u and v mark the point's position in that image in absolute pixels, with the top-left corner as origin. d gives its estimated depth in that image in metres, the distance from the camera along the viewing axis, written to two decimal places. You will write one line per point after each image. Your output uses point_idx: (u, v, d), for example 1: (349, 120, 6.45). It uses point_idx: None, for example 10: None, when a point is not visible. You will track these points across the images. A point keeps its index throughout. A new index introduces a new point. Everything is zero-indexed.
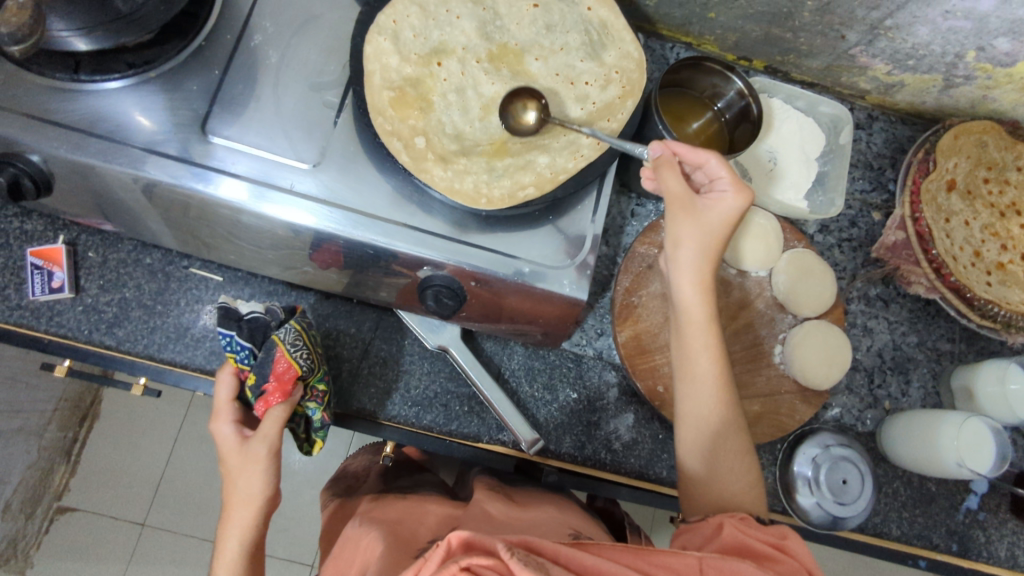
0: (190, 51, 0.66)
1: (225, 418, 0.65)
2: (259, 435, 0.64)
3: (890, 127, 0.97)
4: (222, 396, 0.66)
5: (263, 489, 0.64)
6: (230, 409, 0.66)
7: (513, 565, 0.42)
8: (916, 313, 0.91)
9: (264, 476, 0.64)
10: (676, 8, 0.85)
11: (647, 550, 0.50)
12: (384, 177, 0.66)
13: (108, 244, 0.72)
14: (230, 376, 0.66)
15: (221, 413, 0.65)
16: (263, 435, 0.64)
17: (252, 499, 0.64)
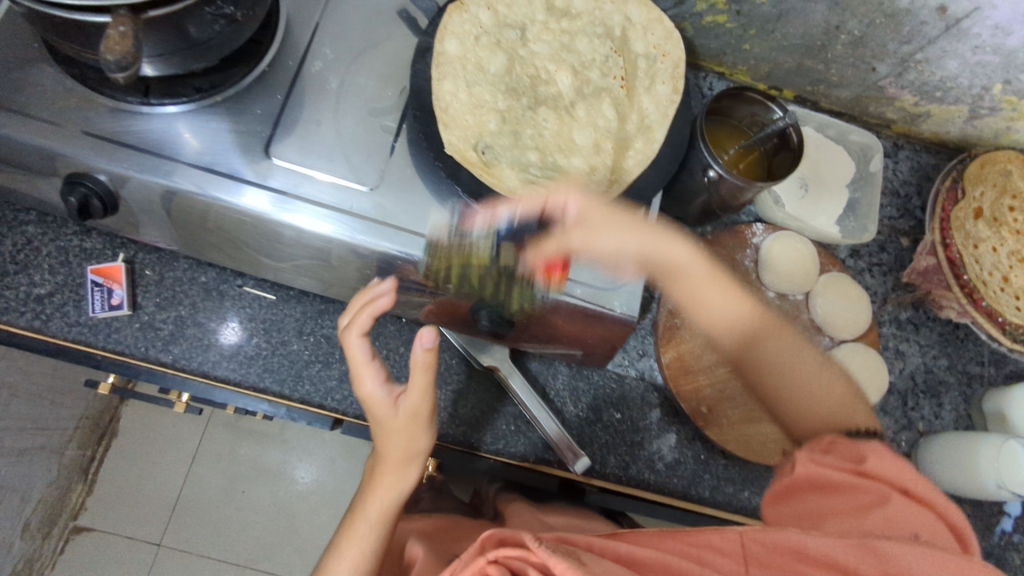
0: (254, 76, 0.68)
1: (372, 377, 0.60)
2: (412, 392, 0.58)
3: (915, 156, 1.00)
4: (359, 359, 0.60)
5: (411, 449, 0.62)
6: (376, 370, 0.60)
7: (542, 553, 0.44)
8: (946, 336, 0.93)
9: (410, 436, 0.61)
10: (711, 40, 0.89)
11: (682, 531, 0.56)
12: (441, 201, 0.68)
13: (164, 263, 0.74)
14: (359, 339, 0.59)
15: (365, 371, 0.60)
16: (418, 387, 0.58)
17: (395, 460, 0.61)
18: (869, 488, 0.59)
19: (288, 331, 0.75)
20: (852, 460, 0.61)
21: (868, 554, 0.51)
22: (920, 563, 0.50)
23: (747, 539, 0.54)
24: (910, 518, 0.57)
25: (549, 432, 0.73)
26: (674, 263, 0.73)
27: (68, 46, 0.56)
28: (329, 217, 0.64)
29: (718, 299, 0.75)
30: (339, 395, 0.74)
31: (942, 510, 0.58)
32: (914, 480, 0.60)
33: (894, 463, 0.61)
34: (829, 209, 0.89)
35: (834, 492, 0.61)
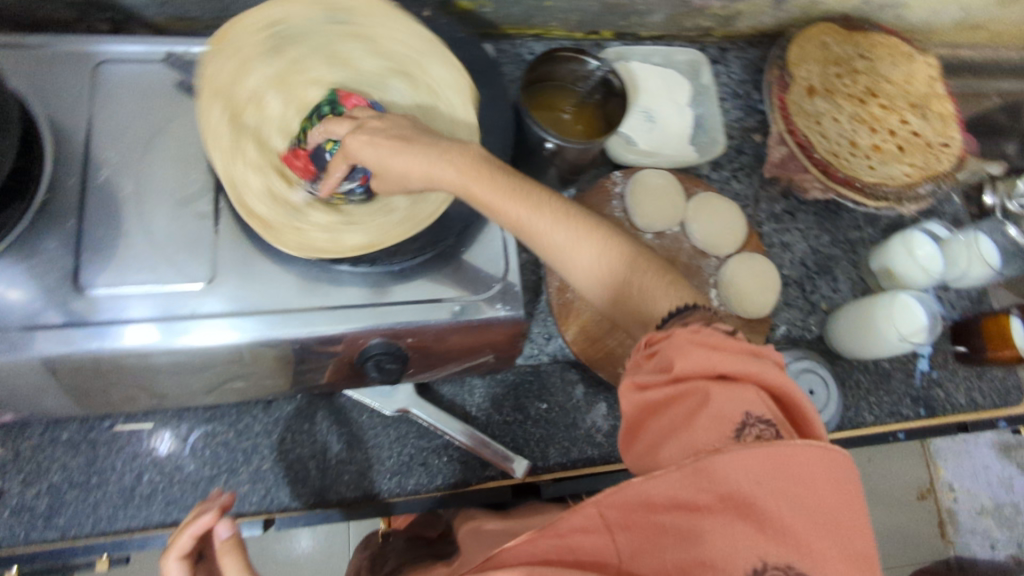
0: (35, 209, 0.60)
1: None
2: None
3: (742, 54, 1.01)
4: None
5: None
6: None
7: None
8: (822, 213, 0.96)
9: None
10: (513, 7, 0.86)
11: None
12: (286, 269, 0.63)
13: (15, 435, 0.66)
14: (177, 563, 0.44)
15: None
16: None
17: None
18: (683, 396, 0.42)
19: (179, 454, 0.69)
20: (659, 360, 0.44)
21: (701, 480, 0.39)
22: (745, 472, 0.38)
23: (623, 393, 0.45)
24: (731, 408, 0.41)
25: (477, 449, 0.72)
26: (467, 175, 0.53)
27: None
28: (165, 329, 0.59)
29: (584, 254, 0.53)
30: (256, 497, 0.69)
31: (752, 374, 0.42)
32: (722, 352, 0.43)
33: (701, 347, 0.43)
34: (678, 133, 0.90)
35: (658, 407, 0.43)
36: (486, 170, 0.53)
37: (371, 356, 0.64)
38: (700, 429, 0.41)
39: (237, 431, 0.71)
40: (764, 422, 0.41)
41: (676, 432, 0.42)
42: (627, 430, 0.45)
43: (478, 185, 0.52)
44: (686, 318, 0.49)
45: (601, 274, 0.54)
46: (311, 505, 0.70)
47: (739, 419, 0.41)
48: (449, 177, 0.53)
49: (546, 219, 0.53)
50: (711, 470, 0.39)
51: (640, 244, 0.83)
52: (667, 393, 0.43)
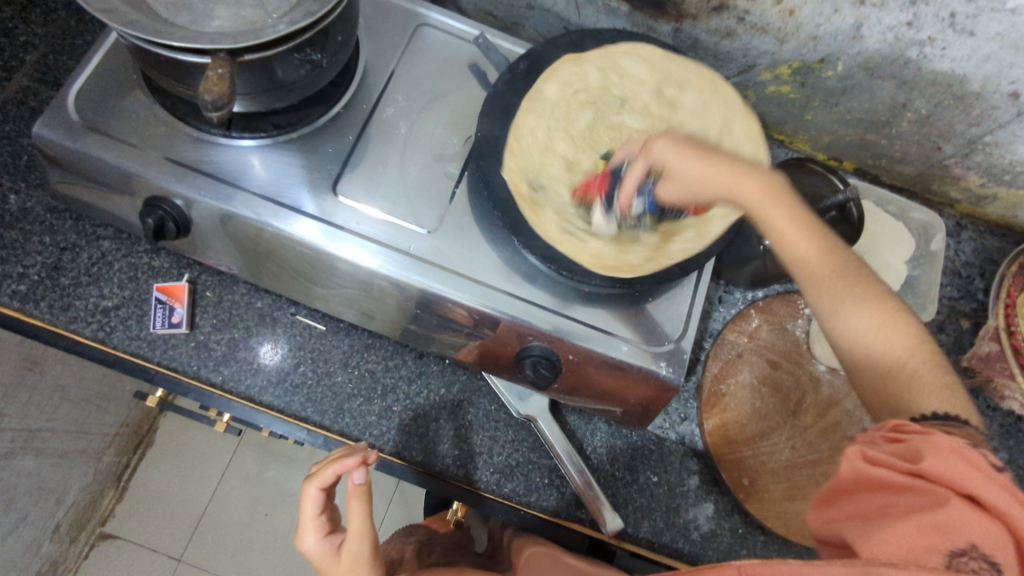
0: (329, 116, 0.71)
1: (312, 530, 0.61)
2: (350, 536, 0.59)
3: (979, 238, 0.97)
4: (308, 512, 0.61)
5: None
6: (320, 523, 0.62)
7: None
8: (1008, 428, 0.88)
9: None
10: (774, 108, 0.89)
11: None
12: (494, 248, 0.69)
13: (224, 286, 0.77)
14: (317, 491, 0.61)
15: (312, 524, 0.61)
16: (355, 532, 0.59)
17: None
18: (925, 490, 0.43)
19: (334, 363, 0.77)
20: (907, 448, 0.45)
21: None
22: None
23: (848, 458, 0.47)
24: (965, 527, 0.41)
25: (580, 488, 0.73)
26: (767, 196, 0.58)
27: (166, 81, 0.60)
28: (386, 256, 0.66)
29: (867, 328, 0.55)
30: (377, 431, 0.75)
31: (1008, 511, 0.42)
32: (975, 468, 0.43)
33: (956, 458, 0.43)
34: (886, 285, 0.87)
35: (892, 490, 0.44)
36: (787, 199, 0.58)
37: (535, 356, 0.68)
38: (920, 529, 0.42)
39: (385, 367, 0.78)
40: (988, 559, 0.40)
41: (898, 517, 0.43)
42: (833, 493, 0.48)
43: (775, 210, 0.58)
44: (948, 427, 0.47)
45: (867, 349, 0.55)
46: (414, 461, 0.74)
47: (965, 545, 0.40)
48: (747, 189, 0.58)
49: (849, 295, 0.56)
50: (910, 572, 0.39)
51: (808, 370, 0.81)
52: (909, 484, 0.43)
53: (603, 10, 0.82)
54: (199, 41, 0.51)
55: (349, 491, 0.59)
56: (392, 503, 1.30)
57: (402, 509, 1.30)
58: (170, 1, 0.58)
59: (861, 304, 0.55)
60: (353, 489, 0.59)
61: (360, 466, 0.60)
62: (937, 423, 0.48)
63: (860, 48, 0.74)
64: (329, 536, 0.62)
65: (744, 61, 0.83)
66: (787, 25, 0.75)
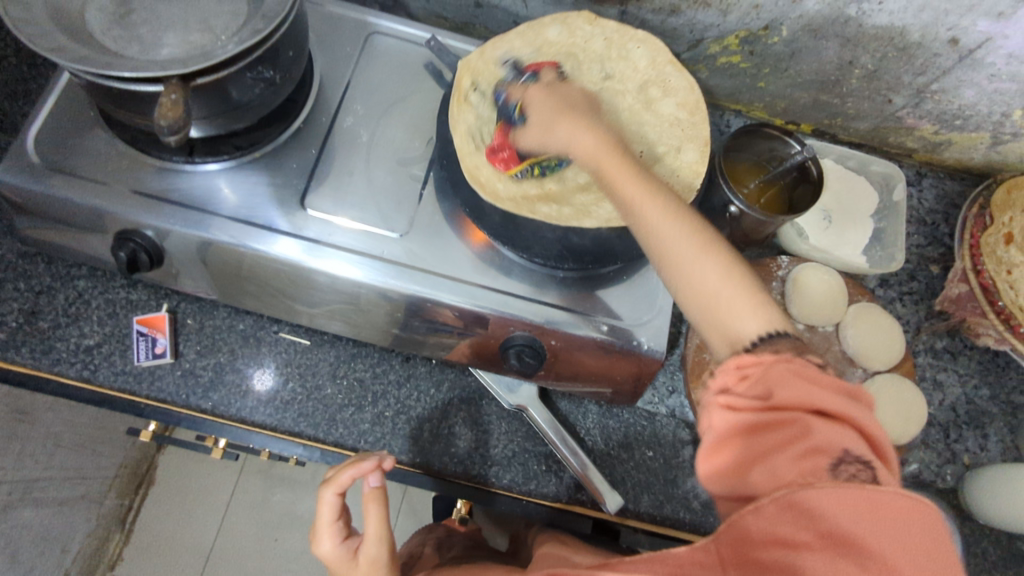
0: (291, 132, 0.72)
1: (328, 536, 0.61)
2: (369, 540, 0.59)
3: (939, 183, 0.99)
4: (324, 519, 0.61)
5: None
6: (336, 529, 0.62)
7: None
8: (986, 365, 0.91)
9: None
10: (726, 80, 0.91)
11: None
12: (467, 245, 0.70)
13: (205, 312, 0.77)
14: (334, 497, 0.61)
15: (328, 528, 0.61)
16: (372, 536, 0.59)
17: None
18: (786, 422, 0.42)
19: (322, 376, 0.77)
20: (757, 385, 0.43)
21: (797, 516, 0.39)
22: (841, 509, 0.38)
23: (713, 412, 0.45)
24: (835, 440, 0.41)
25: (579, 470, 0.74)
26: (601, 150, 0.58)
27: (121, 113, 0.60)
28: (361, 264, 0.66)
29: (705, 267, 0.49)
30: (373, 438, 0.75)
31: (849, 413, 0.42)
32: (813, 384, 0.43)
33: (799, 380, 0.43)
34: (853, 239, 0.89)
35: (751, 429, 0.43)
36: (622, 156, 0.57)
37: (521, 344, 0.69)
38: (794, 458, 0.41)
39: (373, 374, 0.79)
40: (862, 461, 0.40)
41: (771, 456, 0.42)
42: (712, 445, 0.45)
43: (607, 169, 0.57)
44: (775, 344, 0.46)
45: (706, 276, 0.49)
46: (412, 464, 0.75)
47: (839, 454, 0.41)
48: (587, 150, 0.58)
49: (687, 242, 0.50)
50: (803, 506, 0.39)
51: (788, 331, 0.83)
52: (767, 417, 0.42)
53: (550, 1, 0.83)
54: (152, 70, 0.52)
55: (364, 496, 0.60)
56: (401, 512, 1.31)
57: (410, 517, 1.31)
58: (118, 34, 0.58)
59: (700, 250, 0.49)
60: (369, 491, 0.60)
61: (373, 471, 0.61)
62: (765, 344, 0.46)
63: (801, 12, 0.76)
64: (345, 541, 0.62)
65: (692, 36, 0.84)
66: None
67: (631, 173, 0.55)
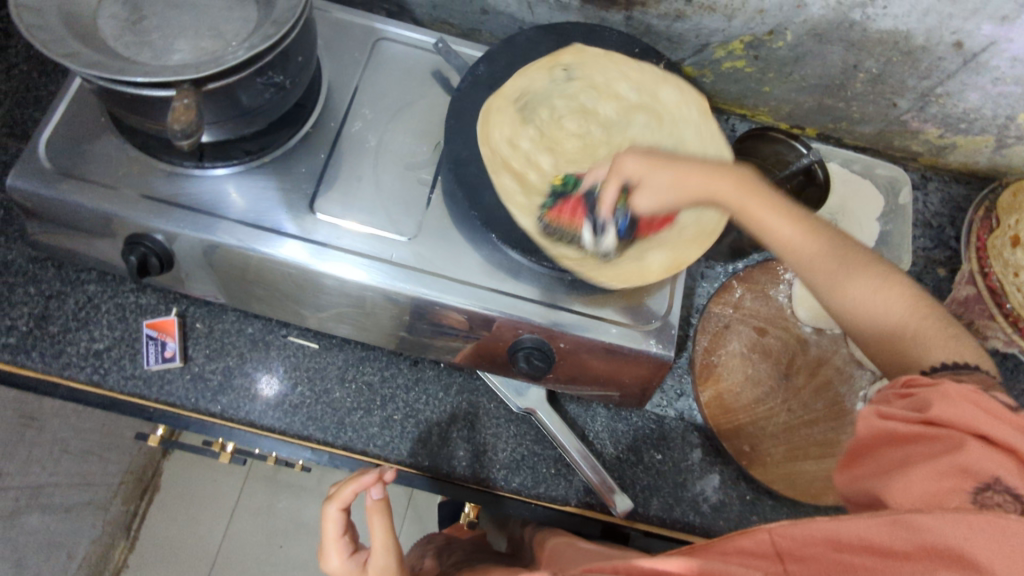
0: (299, 136, 0.72)
1: (337, 551, 0.62)
2: (375, 552, 0.59)
3: (945, 187, 1.00)
4: (330, 535, 0.62)
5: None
6: (344, 543, 0.63)
7: None
8: (994, 368, 0.90)
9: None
10: (731, 84, 0.92)
11: None
12: (475, 248, 0.70)
13: (213, 316, 0.78)
14: (338, 512, 0.61)
15: (335, 545, 0.62)
16: (380, 547, 0.59)
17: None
18: (940, 437, 0.43)
19: (330, 379, 0.78)
20: (916, 400, 0.45)
21: (899, 529, 0.41)
22: (953, 528, 0.39)
23: (862, 417, 0.48)
24: (985, 464, 0.41)
25: (588, 473, 0.74)
26: (743, 191, 0.60)
27: (134, 118, 0.60)
28: (371, 267, 0.67)
29: (865, 292, 0.54)
30: (381, 441, 0.75)
31: (1018, 447, 0.42)
32: (988, 415, 0.43)
33: (971, 404, 0.43)
34: (859, 242, 0.89)
35: (905, 441, 0.44)
36: (759, 190, 0.61)
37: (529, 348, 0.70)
38: (938, 475, 0.42)
39: (382, 377, 0.79)
40: (1010, 491, 0.41)
41: (926, 465, 0.43)
42: (859, 451, 0.48)
43: (753, 202, 0.60)
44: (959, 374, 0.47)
45: (800, 249, 0.58)
46: (421, 468, 0.75)
47: (987, 480, 0.41)
48: (715, 183, 0.61)
49: (794, 224, 0.58)
50: (911, 523, 0.40)
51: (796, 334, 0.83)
52: (922, 433, 0.44)
53: (556, 7, 0.84)
54: (164, 75, 0.53)
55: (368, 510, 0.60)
56: (407, 519, 1.30)
57: (417, 524, 1.30)
58: (130, 40, 0.59)
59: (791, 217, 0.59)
60: (372, 505, 0.59)
61: (376, 484, 0.61)
62: (944, 372, 0.48)
63: (806, 16, 0.77)
64: (354, 554, 0.63)
65: (697, 42, 0.85)
66: (733, 2, 0.77)
67: (768, 205, 0.60)
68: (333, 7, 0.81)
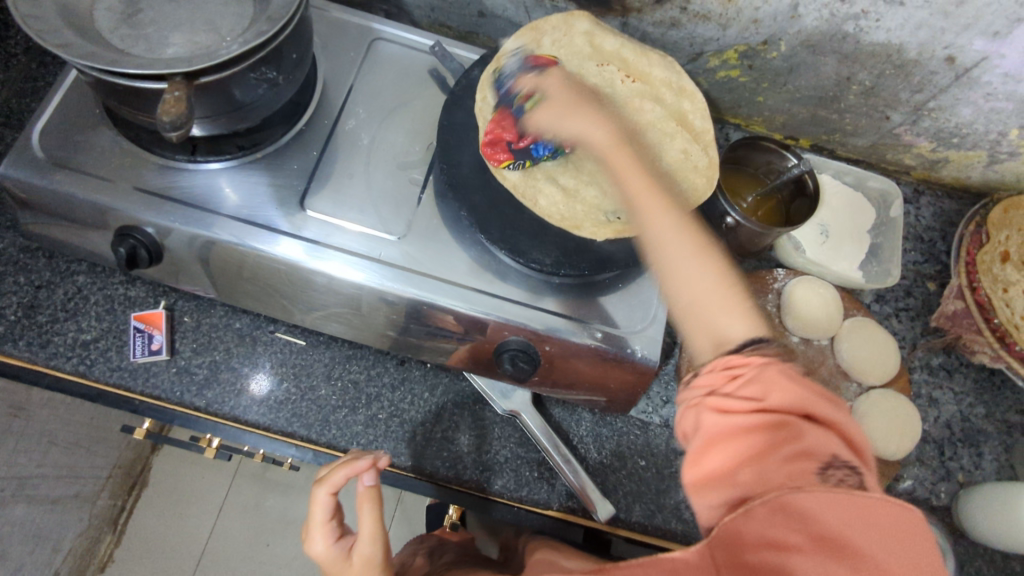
0: (292, 134, 0.73)
1: (322, 537, 0.61)
2: (360, 540, 0.58)
3: (937, 201, 1.00)
4: (318, 518, 0.61)
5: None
6: (330, 528, 0.62)
7: None
8: (981, 383, 0.90)
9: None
10: (726, 93, 0.92)
11: None
12: (464, 249, 0.70)
13: (202, 310, 0.78)
14: (327, 495, 0.61)
15: (320, 527, 0.61)
16: (365, 533, 0.58)
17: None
18: (763, 425, 0.40)
19: (316, 376, 0.78)
20: (744, 384, 0.43)
21: (792, 520, 0.37)
22: (835, 514, 0.36)
23: (702, 414, 0.43)
24: (824, 445, 0.39)
25: (571, 478, 0.74)
26: (614, 138, 0.63)
27: (126, 111, 0.61)
28: (358, 265, 0.67)
29: (711, 310, 0.48)
30: (365, 439, 0.76)
31: (837, 422, 0.41)
32: (817, 397, 0.41)
33: (786, 380, 0.42)
34: (850, 254, 0.90)
35: (737, 433, 0.41)
36: (626, 145, 0.63)
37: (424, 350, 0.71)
38: (784, 462, 0.39)
39: (368, 376, 0.79)
40: (851, 466, 0.39)
41: (753, 459, 0.39)
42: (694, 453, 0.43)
43: (617, 155, 0.61)
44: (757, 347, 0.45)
45: (710, 308, 0.48)
46: (404, 468, 0.75)
47: (829, 459, 0.39)
48: (597, 138, 0.63)
49: (669, 224, 0.53)
50: (796, 506, 0.37)
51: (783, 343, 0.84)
52: (753, 422, 0.41)
53: (552, 12, 0.85)
54: (157, 68, 0.53)
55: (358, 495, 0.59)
56: (394, 520, 1.30)
57: (404, 525, 1.30)
58: (124, 33, 0.60)
59: (697, 249, 0.51)
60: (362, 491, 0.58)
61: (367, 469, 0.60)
62: (749, 347, 0.45)
63: (799, 27, 0.77)
64: (340, 540, 0.62)
65: (692, 50, 0.85)
66: (728, 11, 0.77)
67: (641, 172, 0.59)
68: (331, 6, 0.81)
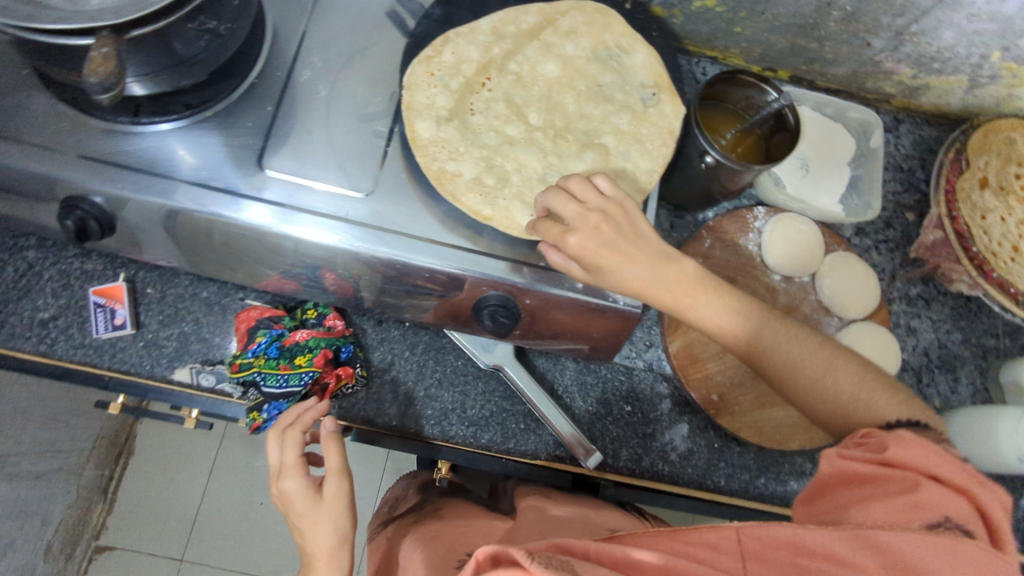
0: (244, 88, 0.68)
1: (288, 475, 0.64)
2: (332, 475, 0.64)
3: (917, 129, 0.98)
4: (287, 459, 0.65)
5: (340, 534, 0.64)
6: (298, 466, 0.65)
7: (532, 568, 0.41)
8: (959, 310, 0.91)
9: (336, 521, 0.64)
10: (702, 25, 0.88)
11: (682, 531, 0.48)
12: (436, 203, 0.67)
13: (166, 281, 0.74)
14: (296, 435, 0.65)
15: (291, 470, 0.64)
16: (334, 471, 0.64)
17: (327, 558, 0.62)
18: (894, 475, 0.47)
19: None
20: (872, 442, 0.50)
21: (862, 545, 0.42)
22: (915, 549, 0.41)
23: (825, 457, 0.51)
24: (940, 503, 0.44)
25: (559, 430, 0.74)
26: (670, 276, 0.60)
27: (55, 70, 0.56)
28: (334, 227, 0.64)
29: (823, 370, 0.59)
30: (348, 403, 0.75)
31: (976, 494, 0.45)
32: (944, 460, 0.47)
33: (921, 446, 0.48)
34: (830, 188, 0.88)
35: (860, 479, 0.48)
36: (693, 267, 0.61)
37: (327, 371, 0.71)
38: (896, 507, 0.45)
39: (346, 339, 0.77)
40: (961, 528, 0.43)
41: (871, 498, 0.46)
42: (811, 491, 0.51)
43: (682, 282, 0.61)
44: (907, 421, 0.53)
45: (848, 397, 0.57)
46: (388, 429, 0.75)
47: (941, 519, 0.43)
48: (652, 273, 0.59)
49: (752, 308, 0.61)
50: (877, 542, 0.42)
51: (765, 283, 0.83)
52: (878, 472, 0.47)
53: None
54: (79, 21, 0.48)
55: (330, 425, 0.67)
56: (387, 471, 1.32)
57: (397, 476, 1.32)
58: None
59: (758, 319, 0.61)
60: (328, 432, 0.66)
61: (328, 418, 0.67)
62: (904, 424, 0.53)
63: None
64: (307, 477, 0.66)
65: None
66: None
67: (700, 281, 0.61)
68: None
